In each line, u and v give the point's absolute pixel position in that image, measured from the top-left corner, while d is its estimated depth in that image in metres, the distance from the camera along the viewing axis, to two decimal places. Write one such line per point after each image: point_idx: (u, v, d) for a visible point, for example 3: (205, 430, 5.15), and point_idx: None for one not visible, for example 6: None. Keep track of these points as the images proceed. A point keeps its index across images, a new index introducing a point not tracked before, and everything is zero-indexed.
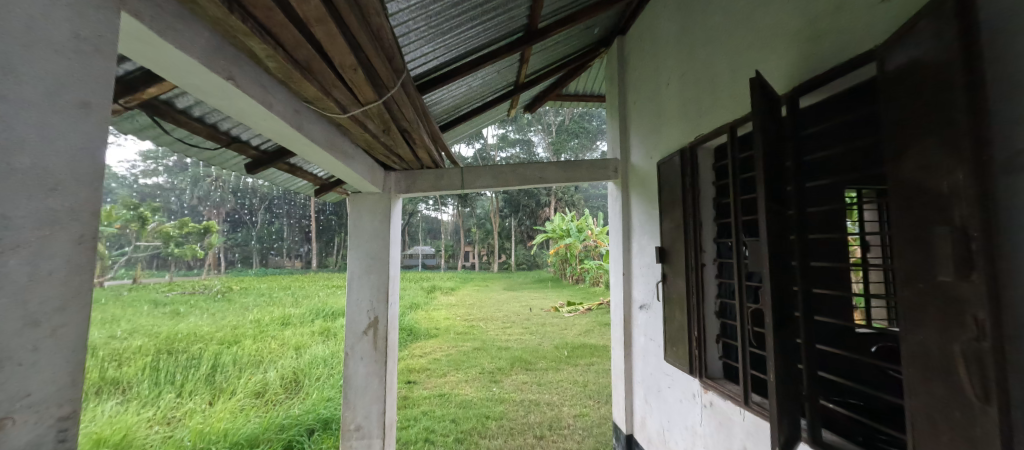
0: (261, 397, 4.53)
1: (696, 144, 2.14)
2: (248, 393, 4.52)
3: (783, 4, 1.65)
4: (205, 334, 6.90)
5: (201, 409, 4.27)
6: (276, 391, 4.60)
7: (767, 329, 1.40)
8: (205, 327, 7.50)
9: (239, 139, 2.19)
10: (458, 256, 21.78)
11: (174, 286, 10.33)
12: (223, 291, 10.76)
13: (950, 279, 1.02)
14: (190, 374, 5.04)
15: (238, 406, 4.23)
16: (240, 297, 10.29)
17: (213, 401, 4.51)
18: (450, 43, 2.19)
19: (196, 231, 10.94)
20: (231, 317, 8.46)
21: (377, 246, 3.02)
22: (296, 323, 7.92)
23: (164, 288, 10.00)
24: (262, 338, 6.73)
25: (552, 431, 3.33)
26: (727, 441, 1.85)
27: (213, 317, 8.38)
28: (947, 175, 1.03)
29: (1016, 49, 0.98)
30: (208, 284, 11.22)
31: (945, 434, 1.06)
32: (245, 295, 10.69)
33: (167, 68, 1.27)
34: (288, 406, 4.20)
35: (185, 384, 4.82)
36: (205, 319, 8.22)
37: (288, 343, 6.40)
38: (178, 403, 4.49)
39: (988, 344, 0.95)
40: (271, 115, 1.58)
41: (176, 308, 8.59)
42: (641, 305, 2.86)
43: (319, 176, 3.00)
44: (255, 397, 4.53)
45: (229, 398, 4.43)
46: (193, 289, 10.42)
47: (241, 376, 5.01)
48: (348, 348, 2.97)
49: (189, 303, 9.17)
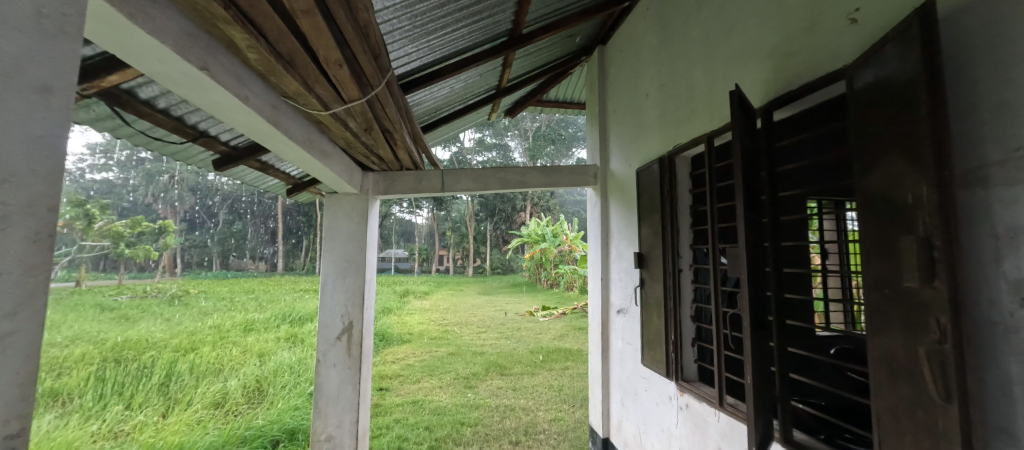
0: (222, 408, 4.28)
1: (674, 153, 2.21)
2: (207, 404, 4.25)
3: (758, 21, 1.75)
4: (158, 341, 6.46)
5: (153, 422, 3.98)
6: (238, 401, 4.37)
7: (746, 334, 1.51)
8: (158, 333, 7.04)
9: (208, 134, 2.08)
10: (430, 259, 21.49)
11: (123, 290, 9.64)
12: (178, 294, 10.14)
13: (916, 285, 1.12)
14: (142, 384, 4.70)
15: (194, 417, 3.97)
16: (198, 301, 9.70)
17: (166, 413, 4.21)
18: (433, 44, 2.16)
19: (149, 228, 10.36)
20: (188, 321, 7.97)
21: (353, 249, 2.93)
22: (261, 329, 7.54)
23: (111, 292, 9.31)
24: (222, 345, 6.37)
25: (528, 436, 3.31)
26: (702, 442, 1.91)
27: (169, 322, 7.87)
28: (913, 188, 1.14)
29: (984, 76, 1.09)
30: (160, 287, 10.57)
31: (910, 432, 1.16)
32: (203, 299, 10.09)
33: (137, 56, 1.19)
34: (251, 417, 3.99)
35: (135, 396, 4.49)
36: (158, 324, 7.71)
37: (250, 350, 6.08)
38: (127, 415, 4.18)
39: (950, 345, 1.04)
40: (248, 109, 1.51)
41: (126, 313, 8.02)
42: (618, 309, 2.90)
43: (291, 176, 2.89)
44: (214, 408, 4.27)
45: (184, 409, 4.16)
46: (144, 293, 9.76)
47: (199, 385, 4.72)
48: (320, 354, 2.86)
49: (141, 307, 8.57)
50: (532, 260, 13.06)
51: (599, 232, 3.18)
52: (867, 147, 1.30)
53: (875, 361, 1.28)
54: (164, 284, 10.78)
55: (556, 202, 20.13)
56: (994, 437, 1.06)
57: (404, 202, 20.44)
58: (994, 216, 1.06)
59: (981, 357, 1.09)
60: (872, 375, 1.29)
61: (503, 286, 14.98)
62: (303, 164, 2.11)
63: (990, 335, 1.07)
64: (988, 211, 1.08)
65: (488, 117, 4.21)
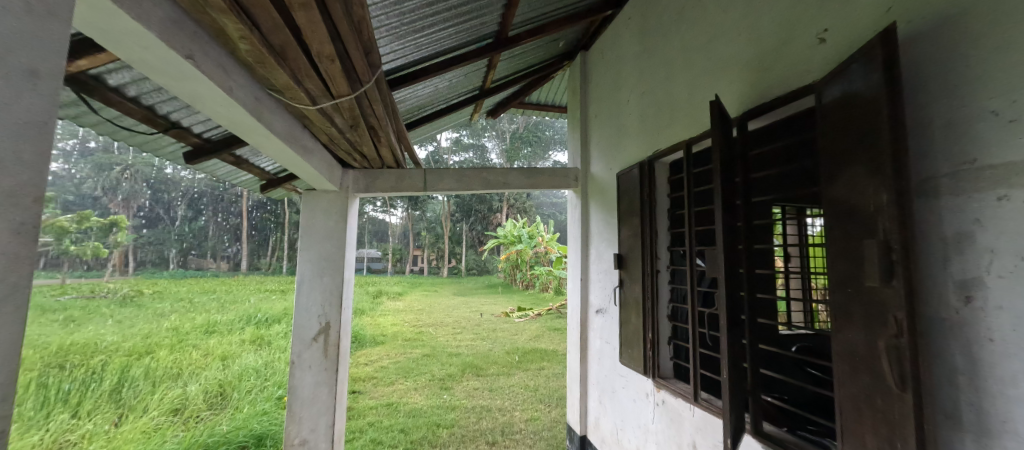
0: (181, 415, 4.03)
1: (654, 158, 2.29)
2: (164, 411, 3.99)
3: (735, 36, 1.85)
4: (109, 344, 5.98)
5: (103, 431, 3.70)
6: (198, 407, 4.13)
7: (723, 332, 1.59)
8: (107, 335, 6.51)
9: (180, 125, 1.98)
10: (405, 260, 20.84)
11: (67, 290, 8.58)
12: (129, 296, 9.44)
13: (876, 284, 1.22)
14: (91, 391, 4.34)
15: (151, 425, 3.73)
16: (153, 302, 9.08)
17: (118, 421, 3.91)
18: (420, 42, 2.15)
19: (100, 225, 9.39)
20: (140, 324, 7.43)
21: (329, 247, 2.84)
22: (223, 331, 7.17)
23: (54, 292, 8.38)
24: (180, 349, 5.97)
25: (505, 436, 3.32)
26: (677, 436, 1.98)
27: (118, 325, 7.32)
28: (875, 195, 1.23)
29: (934, 96, 1.21)
30: (112, 284, 9.71)
31: (869, 420, 1.26)
32: (158, 300, 9.42)
33: (117, 41, 1.12)
34: (214, 423, 3.79)
35: (83, 403, 4.15)
36: (109, 327, 7.18)
37: (213, 354, 5.74)
38: (73, 425, 3.85)
39: (905, 339, 1.15)
40: (231, 101, 1.45)
41: (70, 314, 7.37)
42: (597, 309, 2.96)
43: (266, 171, 2.79)
44: (173, 415, 4.02)
45: (139, 417, 3.89)
46: (92, 293, 9.00)
47: (156, 392, 4.42)
48: (294, 356, 2.76)
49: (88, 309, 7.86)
50: (508, 261, 13.03)
51: (578, 234, 3.24)
52: (835, 157, 1.40)
53: (839, 355, 1.39)
54: (112, 283, 10.02)
55: (531, 204, 20.14)
56: (941, 422, 1.17)
57: (376, 201, 19.96)
58: (944, 222, 1.18)
59: (931, 351, 1.20)
60: (836, 368, 1.39)
61: (476, 287, 14.84)
62: (283, 159, 2.04)
63: (939, 331, 1.18)
64: (938, 219, 1.19)
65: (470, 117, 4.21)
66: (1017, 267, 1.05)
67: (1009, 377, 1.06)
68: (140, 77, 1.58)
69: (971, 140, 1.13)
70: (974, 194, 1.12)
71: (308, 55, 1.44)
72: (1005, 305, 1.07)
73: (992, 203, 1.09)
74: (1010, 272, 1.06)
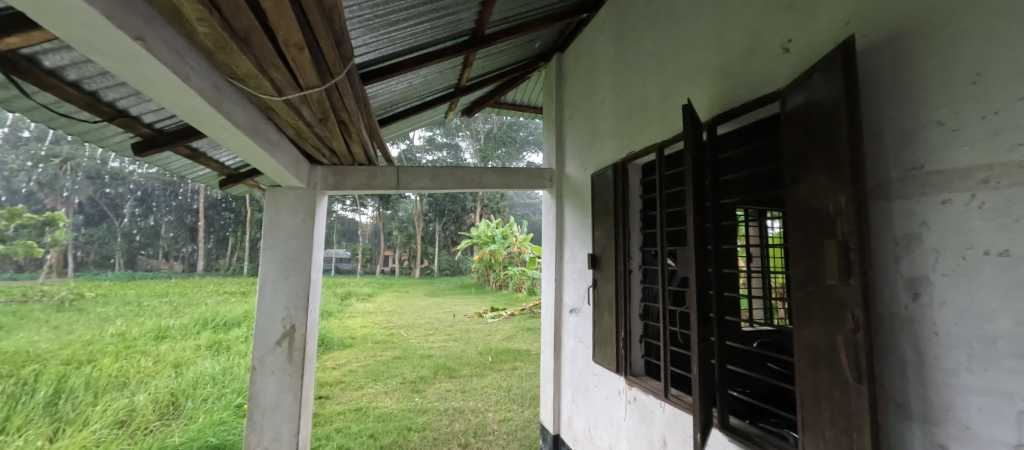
0: (128, 427, 3.75)
1: (627, 161, 2.34)
2: (108, 423, 3.72)
3: (705, 43, 1.91)
4: (44, 351, 5.51)
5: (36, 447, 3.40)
6: (148, 418, 3.87)
7: (694, 329, 1.64)
8: (42, 342, 5.99)
9: (128, 113, 1.84)
10: (373, 261, 20.36)
11: None
12: (66, 300, 8.72)
13: (836, 282, 1.29)
14: (22, 403, 3.98)
15: (93, 439, 3.46)
16: (96, 305, 8.44)
17: (54, 436, 3.60)
18: (394, 36, 2.10)
19: (33, 221, 8.58)
20: (80, 330, 6.88)
21: (294, 246, 2.73)
22: (176, 336, 6.75)
23: None
24: (126, 356, 5.58)
25: (477, 438, 3.29)
26: (649, 432, 2.03)
27: (54, 331, 6.75)
28: (835, 198, 1.30)
29: (886, 106, 1.28)
30: (48, 289, 8.95)
31: (828, 412, 1.33)
32: (102, 304, 8.75)
33: (54, 16, 1.02)
34: (166, 435, 3.55)
35: (13, 417, 3.79)
36: (43, 333, 6.60)
37: (163, 360, 5.40)
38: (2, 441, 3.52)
39: (861, 334, 1.21)
40: (187, 88, 1.35)
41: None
42: (571, 309, 2.99)
43: (225, 165, 2.66)
44: (118, 427, 3.75)
45: (78, 431, 3.59)
46: (25, 297, 8.24)
47: (98, 403, 4.10)
48: (255, 361, 2.63)
49: (19, 314, 7.20)
50: (481, 262, 12.94)
51: (553, 234, 3.26)
52: (798, 160, 1.47)
53: (801, 350, 1.46)
54: (48, 286, 9.26)
55: (503, 204, 20.09)
56: (892, 411, 1.24)
57: (344, 199, 19.44)
58: (895, 224, 1.25)
59: (883, 345, 1.27)
60: (799, 363, 1.46)
61: (448, 288, 14.68)
62: (244, 152, 1.94)
63: (891, 326, 1.25)
64: (890, 220, 1.26)
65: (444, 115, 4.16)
66: (960, 266, 1.13)
67: (952, 368, 1.13)
68: (81, 58, 1.45)
69: (919, 148, 1.21)
70: (921, 197, 1.20)
71: (274, 43, 1.36)
72: (948, 301, 1.15)
73: (936, 205, 1.17)
74: (952, 271, 1.14)
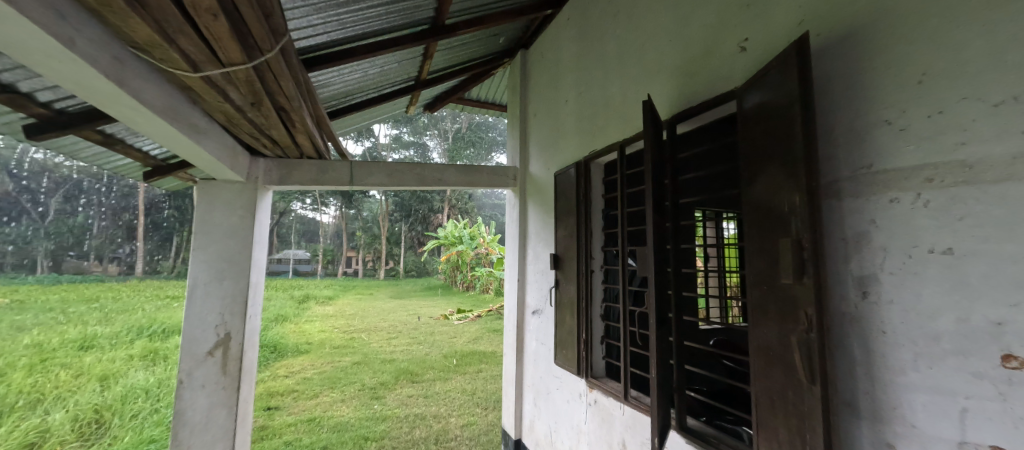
0: None
1: (589, 159, 2.31)
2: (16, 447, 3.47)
3: (665, 40, 1.90)
4: None
5: None
6: (64, 440, 3.63)
7: (653, 331, 1.61)
8: None
9: (16, 89, 1.67)
10: (338, 262, 19.81)
11: None
12: None
13: (790, 282, 1.27)
14: None
15: None
16: (19, 315, 7.74)
17: None
18: (346, 19, 2.00)
19: None
20: None
21: (234, 248, 2.58)
22: (105, 347, 6.30)
23: None
24: (45, 370, 5.12)
25: (438, 445, 3.20)
26: (608, 435, 2.00)
27: None
28: (790, 197, 1.29)
29: (838, 104, 1.29)
30: None
31: (782, 412, 1.32)
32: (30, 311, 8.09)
33: None
34: None
35: None
36: None
37: (90, 373, 5.02)
38: None
39: (814, 334, 1.20)
40: (75, 57, 1.20)
41: None
42: (533, 310, 2.94)
43: (150, 155, 2.52)
44: None
45: None
46: None
47: (7, 425, 3.81)
48: (184, 374, 2.45)
49: None
50: (449, 263, 12.75)
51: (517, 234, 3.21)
52: (754, 158, 1.46)
53: (755, 349, 1.45)
54: None
55: (474, 205, 19.97)
56: (842, 410, 1.24)
57: (307, 199, 18.82)
58: (846, 223, 1.25)
59: (835, 343, 1.26)
60: (753, 362, 1.45)
61: (416, 290, 14.43)
62: (163, 136, 1.78)
63: (842, 324, 1.25)
64: (841, 219, 1.26)
65: (405, 109, 4.06)
66: (906, 264, 1.13)
67: (898, 366, 1.13)
68: None
69: (868, 147, 1.21)
70: (871, 196, 1.20)
71: (182, 9, 1.23)
72: (896, 299, 1.15)
73: (885, 204, 1.17)
74: (899, 269, 1.14)
